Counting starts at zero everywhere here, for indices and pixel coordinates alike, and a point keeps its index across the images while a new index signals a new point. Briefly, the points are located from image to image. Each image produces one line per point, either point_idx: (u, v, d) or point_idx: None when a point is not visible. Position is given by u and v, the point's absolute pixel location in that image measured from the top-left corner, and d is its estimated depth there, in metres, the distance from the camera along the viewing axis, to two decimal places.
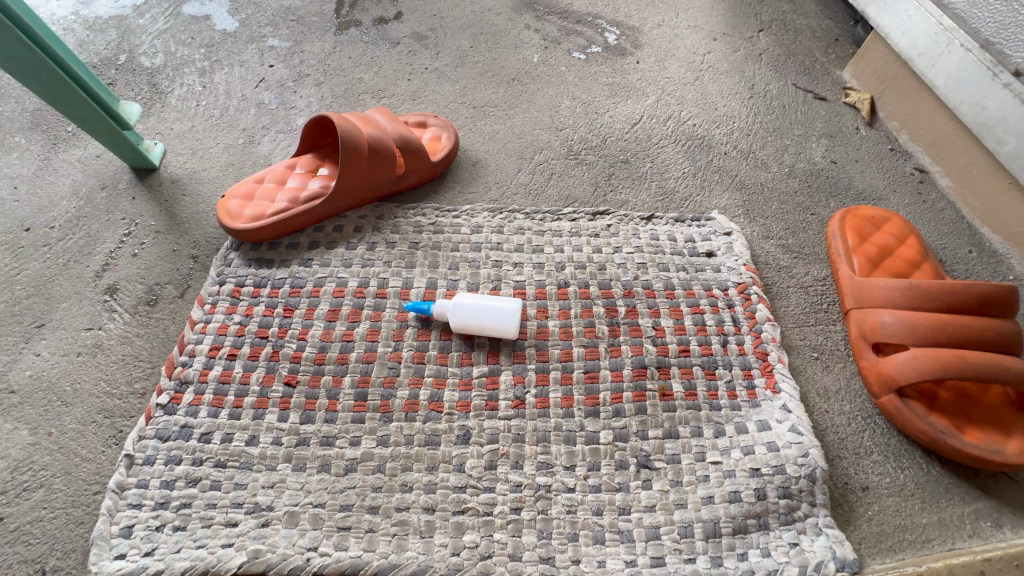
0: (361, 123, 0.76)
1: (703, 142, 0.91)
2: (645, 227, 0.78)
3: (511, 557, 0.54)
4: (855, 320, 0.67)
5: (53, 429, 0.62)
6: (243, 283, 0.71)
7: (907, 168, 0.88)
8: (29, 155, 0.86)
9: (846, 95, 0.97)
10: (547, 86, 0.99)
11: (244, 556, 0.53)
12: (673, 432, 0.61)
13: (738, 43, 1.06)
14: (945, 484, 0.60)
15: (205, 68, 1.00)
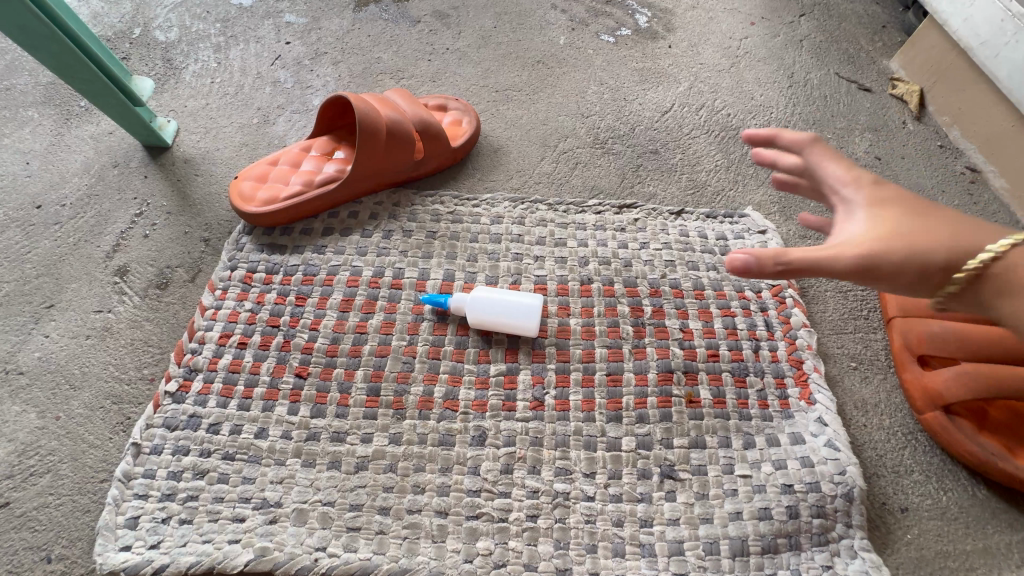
0: (379, 105, 0.73)
1: (738, 133, 0.86)
2: (674, 223, 0.74)
3: (526, 566, 0.52)
4: (899, 329, 0.62)
5: (61, 414, 0.61)
6: (255, 268, 0.68)
7: (957, 166, 0.83)
8: (42, 130, 0.85)
9: (893, 86, 0.91)
10: (573, 70, 0.94)
11: (251, 553, 0.51)
12: (700, 441, 0.58)
13: (777, 27, 1.00)
14: (992, 509, 0.56)
15: (220, 44, 0.97)
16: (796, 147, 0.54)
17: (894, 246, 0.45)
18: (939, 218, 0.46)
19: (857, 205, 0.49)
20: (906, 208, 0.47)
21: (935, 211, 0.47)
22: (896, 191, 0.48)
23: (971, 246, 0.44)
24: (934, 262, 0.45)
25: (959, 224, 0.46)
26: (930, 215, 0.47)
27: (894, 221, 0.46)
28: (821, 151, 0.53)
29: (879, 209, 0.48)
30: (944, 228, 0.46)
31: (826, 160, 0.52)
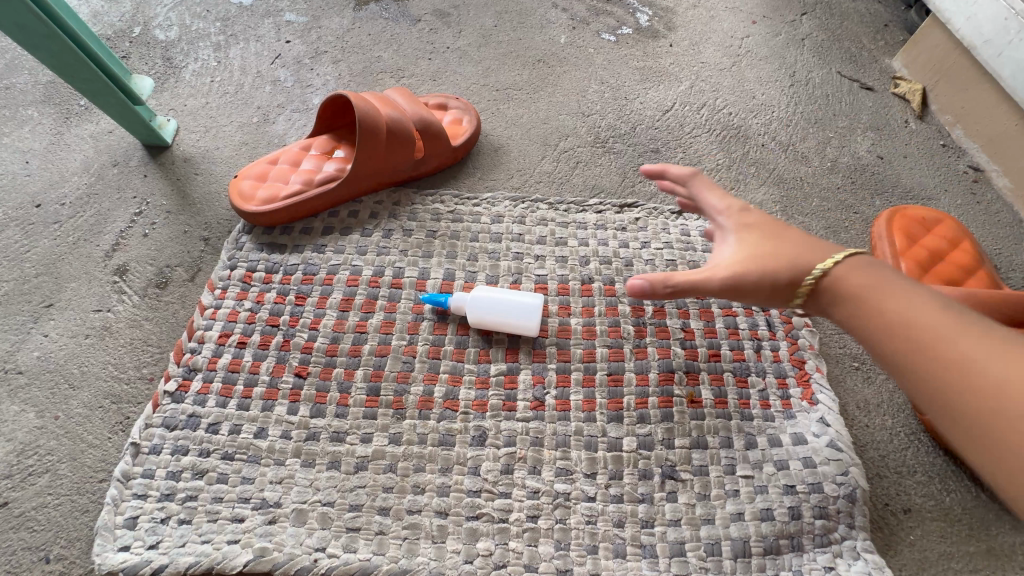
0: (379, 103, 0.72)
1: (739, 132, 0.86)
2: (675, 222, 0.73)
3: (526, 567, 0.51)
4: None
5: (60, 413, 0.61)
6: (255, 268, 0.68)
7: (960, 166, 0.82)
8: (42, 129, 0.84)
9: (895, 85, 0.91)
10: (574, 69, 0.94)
11: (250, 554, 0.51)
12: (701, 441, 0.57)
13: (779, 26, 1.00)
14: (996, 509, 0.56)
15: (220, 43, 0.96)
16: (681, 181, 0.59)
17: (750, 268, 0.48)
18: (788, 238, 0.49)
19: (729, 230, 0.53)
20: (766, 231, 0.51)
21: (787, 233, 0.50)
22: (760, 217, 0.53)
23: (809, 262, 0.47)
24: (780, 275, 0.48)
25: (803, 245, 0.49)
26: (781, 236, 0.50)
27: (754, 243, 0.50)
28: (702, 182, 0.57)
29: (746, 232, 0.52)
30: (790, 246, 0.49)
31: (706, 190, 0.57)
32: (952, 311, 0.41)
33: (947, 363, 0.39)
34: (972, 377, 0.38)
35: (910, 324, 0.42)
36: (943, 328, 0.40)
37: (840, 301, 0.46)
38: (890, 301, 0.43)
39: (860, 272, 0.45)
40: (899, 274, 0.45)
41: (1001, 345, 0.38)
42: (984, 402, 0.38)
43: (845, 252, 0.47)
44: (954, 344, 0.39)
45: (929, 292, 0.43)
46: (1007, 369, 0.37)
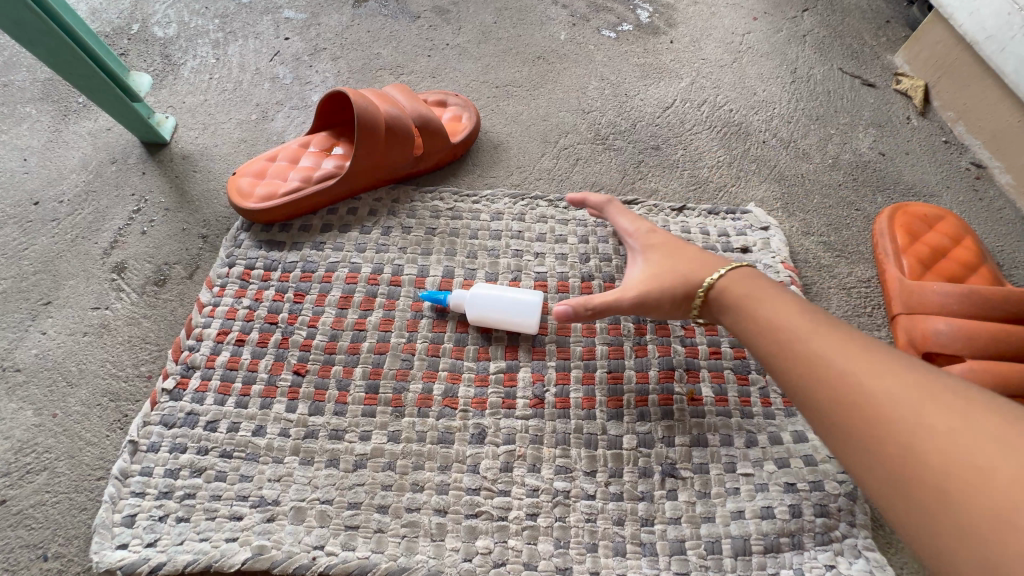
0: (378, 100, 0.72)
1: (740, 129, 0.85)
2: (675, 219, 0.73)
3: (525, 565, 0.51)
4: (903, 326, 0.61)
5: (58, 411, 0.61)
6: (253, 265, 0.68)
7: (962, 162, 0.82)
8: (40, 126, 0.84)
9: (897, 81, 0.90)
10: (574, 66, 0.94)
11: (248, 552, 0.51)
12: (702, 439, 0.57)
13: (780, 22, 0.99)
14: None
15: (219, 40, 0.96)
16: (598, 207, 0.67)
17: (654, 284, 0.56)
18: (684, 255, 0.57)
19: (637, 251, 0.61)
20: (668, 249, 0.58)
21: (685, 251, 0.58)
22: (664, 239, 0.60)
23: (699, 275, 0.54)
24: (676, 286, 0.55)
25: (699, 261, 0.56)
26: (680, 254, 0.57)
27: (655, 261, 0.58)
28: (616, 208, 0.66)
29: (651, 252, 0.59)
30: (684, 262, 0.56)
31: (619, 214, 0.65)
32: (820, 319, 0.46)
33: (801, 357, 0.44)
34: (821, 369, 0.42)
35: (776, 325, 0.47)
36: (802, 329, 0.45)
37: (727, 309, 0.52)
38: (762, 307, 0.49)
39: (741, 284, 0.52)
40: (785, 290, 0.51)
41: (850, 345, 0.43)
42: (829, 392, 0.41)
43: (729, 266, 0.54)
44: (809, 341, 0.44)
45: (807, 305, 0.48)
46: (847, 362, 0.41)
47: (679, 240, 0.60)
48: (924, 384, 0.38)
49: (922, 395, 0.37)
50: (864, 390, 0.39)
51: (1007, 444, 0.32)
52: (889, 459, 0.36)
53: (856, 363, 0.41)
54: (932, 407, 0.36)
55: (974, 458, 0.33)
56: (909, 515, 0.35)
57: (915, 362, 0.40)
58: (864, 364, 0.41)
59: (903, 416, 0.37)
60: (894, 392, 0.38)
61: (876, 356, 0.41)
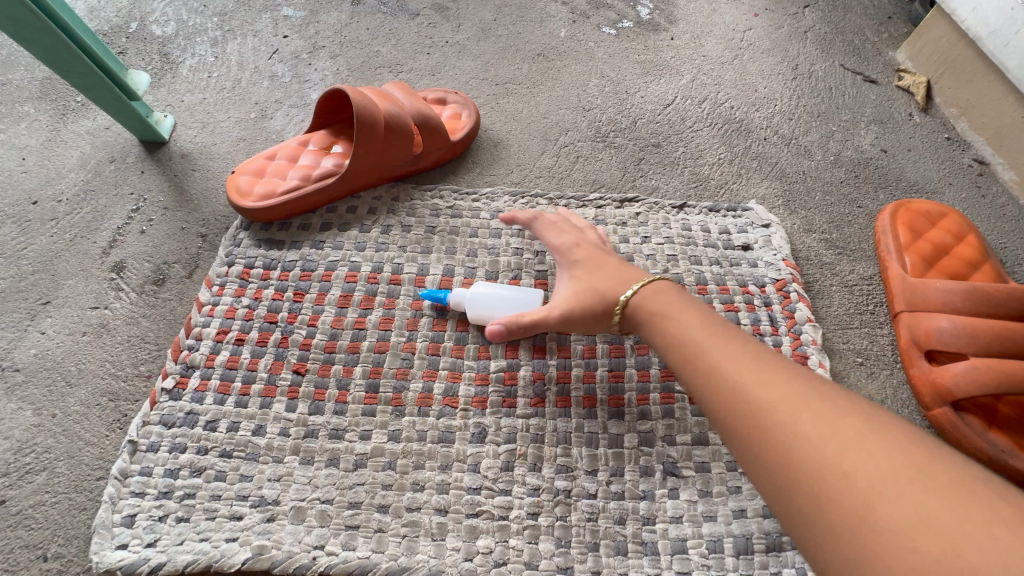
0: (377, 98, 0.71)
1: (742, 126, 0.85)
2: (676, 217, 0.73)
3: (527, 565, 0.51)
4: (905, 324, 0.62)
5: (57, 411, 0.60)
6: (252, 264, 0.68)
7: (965, 159, 0.81)
8: (38, 125, 0.84)
9: (899, 77, 0.90)
10: (574, 63, 0.93)
11: (248, 552, 0.51)
12: (703, 438, 0.57)
13: (781, 19, 0.99)
14: None
15: (217, 38, 0.96)
16: (528, 223, 0.67)
17: (572, 302, 0.55)
18: (603, 270, 0.56)
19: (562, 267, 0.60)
20: (589, 265, 0.58)
21: (604, 265, 0.57)
22: (586, 255, 0.59)
23: (612, 292, 0.54)
24: (593, 307, 0.54)
25: (617, 275, 0.55)
26: (599, 269, 0.57)
27: (576, 282, 0.57)
28: (543, 222, 0.65)
29: (573, 271, 0.59)
30: (602, 278, 0.56)
31: (546, 229, 0.65)
32: (725, 331, 0.45)
33: (703, 368, 0.43)
34: (720, 381, 0.41)
35: (683, 336, 0.46)
36: (706, 341, 0.44)
37: (642, 323, 0.51)
38: (669, 319, 0.48)
39: (653, 296, 0.51)
40: (697, 302, 0.50)
41: (749, 356, 0.41)
42: (727, 403, 0.40)
43: (643, 281, 0.53)
44: (709, 351, 0.43)
45: (716, 317, 0.47)
46: (741, 371, 0.40)
47: (600, 255, 0.59)
48: (812, 394, 0.37)
49: (809, 406, 0.36)
50: (757, 401, 0.38)
51: (883, 454, 0.32)
52: (776, 469, 0.35)
53: (752, 374, 0.40)
54: (817, 417, 0.35)
55: (851, 468, 0.32)
56: (794, 525, 0.34)
57: (807, 374, 0.39)
58: (761, 375, 0.39)
59: (786, 425, 0.36)
60: (785, 402, 0.37)
61: (770, 366, 0.40)
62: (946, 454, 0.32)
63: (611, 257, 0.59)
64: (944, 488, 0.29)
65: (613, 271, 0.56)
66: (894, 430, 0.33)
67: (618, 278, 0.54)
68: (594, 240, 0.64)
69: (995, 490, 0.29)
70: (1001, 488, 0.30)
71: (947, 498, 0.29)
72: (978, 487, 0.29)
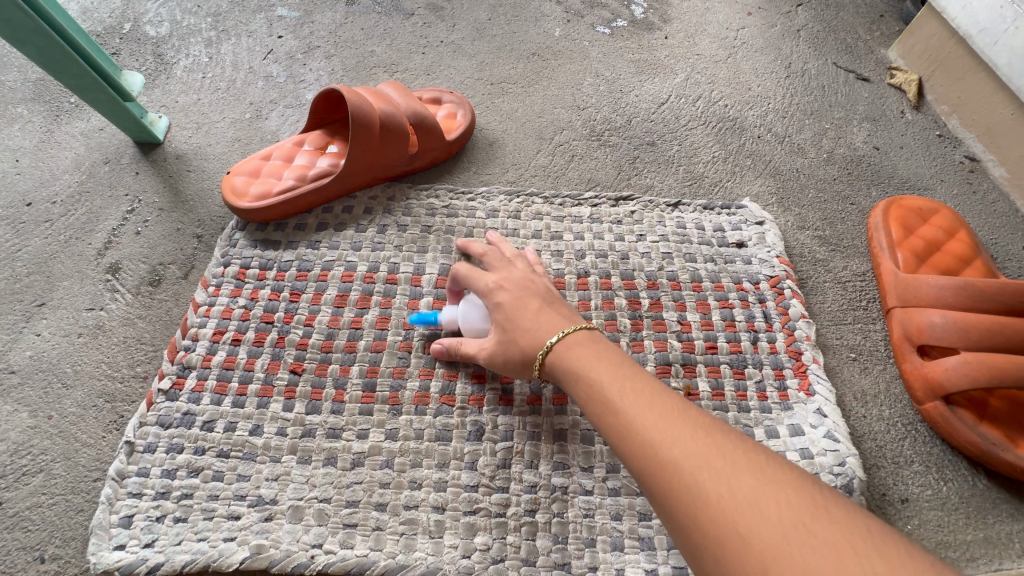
0: (372, 98, 0.72)
1: (735, 124, 0.86)
2: (671, 215, 0.73)
3: (524, 561, 0.51)
4: (898, 320, 0.62)
5: (54, 413, 0.60)
6: (248, 265, 0.68)
7: (956, 155, 0.82)
8: (32, 127, 0.83)
9: (891, 75, 0.90)
10: (568, 62, 0.93)
11: (247, 551, 0.51)
12: None
13: (774, 18, 0.99)
14: (993, 498, 0.56)
15: (211, 39, 0.96)
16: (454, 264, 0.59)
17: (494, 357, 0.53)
18: (521, 319, 0.51)
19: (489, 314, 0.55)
20: (508, 311, 0.52)
21: (524, 312, 0.52)
22: (505, 297, 0.54)
23: (530, 345, 0.50)
24: (514, 361, 0.51)
25: (535, 323, 0.51)
26: (517, 317, 0.52)
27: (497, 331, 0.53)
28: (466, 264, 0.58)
29: (496, 319, 0.53)
30: (520, 327, 0.51)
31: (469, 271, 0.57)
32: (637, 380, 0.43)
33: (616, 423, 0.41)
34: (633, 437, 0.39)
35: (597, 387, 0.44)
36: (617, 393, 0.42)
37: (559, 376, 0.48)
38: (583, 368, 0.46)
39: (568, 342, 0.48)
40: (613, 347, 0.48)
41: (658, 407, 0.40)
42: (640, 461, 0.38)
43: (560, 334, 0.48)
44: (620, 402, 0.42)
45: (630, 363, 0.46)
46: (650, 424, 0.39)
47: (522, 297, 0.53)
48: (717, 449, 0.36)
49: (713, 463, 0.35)
50: (665, 459, 0.37)
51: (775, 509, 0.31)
52: (686, 531, 0.34)
53: (661, 430, 0.38)
54: (719, 474, 0.34)
55: (749, 530, 0.31)
56: None
57: (714, 424, 0.38)
58: (669, 430, 0.38)
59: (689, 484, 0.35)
60: (691, 461, 0.35)
61: (677, 417, 0.39)
62: (837, 503, 0.32)
63: (533, 298, 0.53)
64: (834, 544, 0.29)
65: (533, 319, 0.51)
66: (790, 482, 0.33)
67: (536, 327, 0.50)
68: (524, 274, 0.56)
69: (878, 539, 0.29)
70: (890, 537, 0.30)
71: (837, 555, 0.29)
72: (864, 538, 0.29)
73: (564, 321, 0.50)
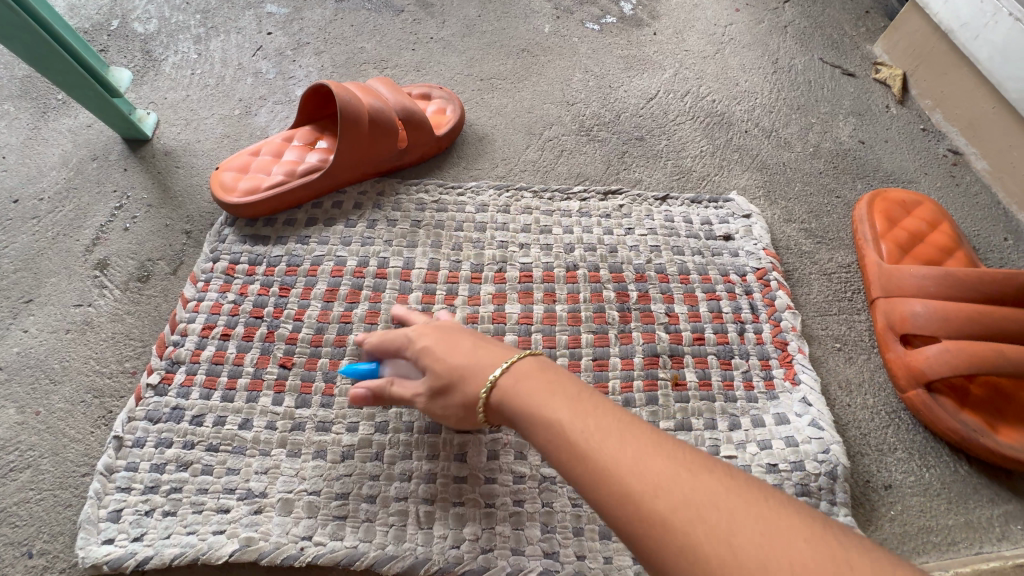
0: (361, 93, 0.72)
1: (723, 119, 0.86)
2: (659, 208, 0.74)
3: (513, 550, 0.52)
4: (882, 310, 0.63)
5: (41, 408, 0.60)
6: (237, 260, 0.68)
7: (939, 149, 0.83)
8: (18, 124, 0.83)
9: (876, 70, 0.91)
10: (558, 58, 0.94)
11: (236, 544, 0.51)
12: (686, 423, 0.58)
13: (762, 14, 1.00)
14: (974, 484, 0.57)
15: (200, 35, 0.95)
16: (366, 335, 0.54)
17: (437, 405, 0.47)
18: (456, 357, 0.46)
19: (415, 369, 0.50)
20: (439, 353, 0.47)
21: (458, 350, 0.46)
22: (433, 339, 0.48)
23: (471, 385, 0.44)
24: (455, 406, 0.45)
25: (473, 359, 0.45)
26: (451, 357, 0.46)
27: (429, 376, 0.47)
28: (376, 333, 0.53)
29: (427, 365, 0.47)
30: (458, 364, 0.46)
31: (381, 336, 0.52)
32: (600, 413, 0.38)
33: (587, 472, 0.36)
34: (610, 488, 0.34)
35: (557, 429, 0.38)
36: (584, 435, 0.37)
37: (507, 415, 0.42)
38: (536, 405, 0.40)
39: (514, 376, 0.42)
40: (563, 373, 0.42)
41: (632, 449, 0.35)
42: (622, 516, 0.34)
43: (503, 365, 0.43)
44: (587, 447, 0.36)
45: (586, 392, 0.40)
46: (627, 474, 0.34)
47: (451, 337, 0.48)
48: (708, 496, 0.32)
49: (708, 518, 0.31)
50: (653, 516, 0.32)
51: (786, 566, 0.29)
52: None
53: (642, 478, 0.34)
54: (717, 531, 0.31)
55: None
56: None
57: (695, 461, 0.34)
58: (651, 478, 0.34)
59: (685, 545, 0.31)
60: (682, 516, 0.32)
61: (655, 459, 0.35)
62: (846, 546, 0.29)
63: (463, 335, 0.48)
64: None
65: (468, 357, 0.46)
66: (792, 529, 0.30)
67: (475, 364, 0.45)
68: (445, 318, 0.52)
69: None
70: None
71: None
72: None
73: (502, 352, 0.46)
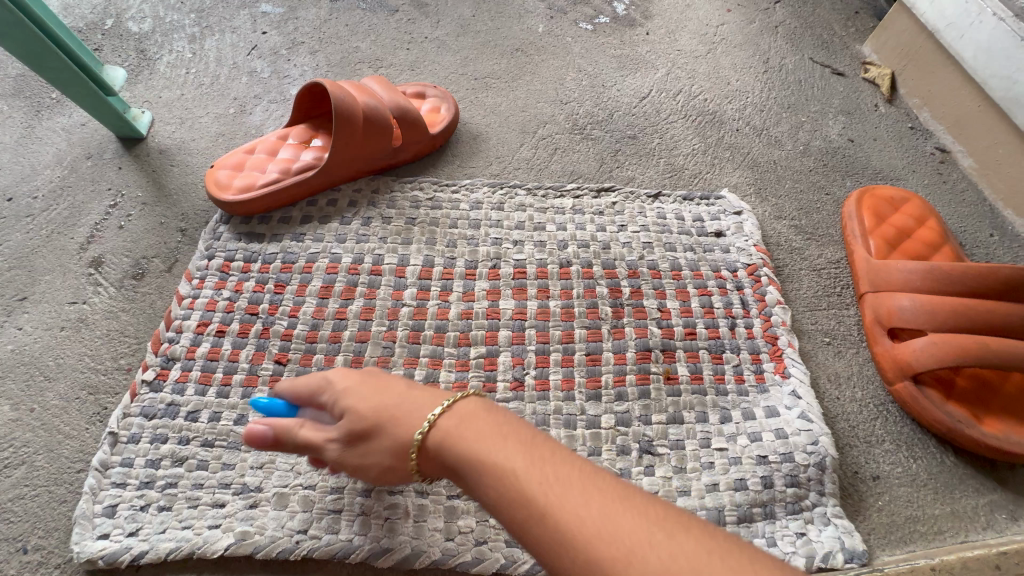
0: (355, 91, 0.72)
1: (715, 118, 0.87)
2: (651, 206, 0.75)
3: (507, 542, 0.52)
4: (870, 304, 0.64)
5: (36, 405, 0.60)
6: (232, 257, 0.68)
7: (927, 147, 0.85)
8: (12, 122, 0.83)
9: (865, 70, 0.93)
10: (551, 58, 0.95)
11: (231, 538, 0.51)
12: (678, 417, 0.59)
13: (753, 14, 1.01)
14: (960, 475, 0.58)
15: (195, 34, 0.96)
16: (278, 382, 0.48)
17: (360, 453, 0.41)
18: (385, 398, 0.41)
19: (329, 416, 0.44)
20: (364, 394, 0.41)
21: (387, 390, 0.41)
22: (358, 381, 0.42)
23: (404, 427, 0.39)
24: (380, 452, 0.40)
25: (407, 400, 0.40)
26: (379, 398, 0.41)
27: (346, 421, 0.41)
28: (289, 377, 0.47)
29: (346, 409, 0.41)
30: (388, 406, 0.40)
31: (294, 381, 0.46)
32: (558, 462, 0.33)
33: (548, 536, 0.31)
34: (573, 556, 0.30)
35: (512, 484, 0.33)
36: (541, 490, 0.32)
37: (451, 465, 0.37)
38: (485, 455, 0.35)
39: (459, 421, 0.37)
40: (513, 417, 0.38)
41: (600, 508, 0.31)
42: None
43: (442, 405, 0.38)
44: (547, 505, 0.31)
45: (541, 437, 0.36)
46: (596, 539, 0.29)
47: (379, 376, 0.43)
48: (689, 564, 0.28)
49: None
50: None
51: None
52: None
53: (612, 544, 0.29)
54: None
55: None
56: None
57: (668, 519, 0.30)
58: (623, 543, 0.29)
59: None
60: None
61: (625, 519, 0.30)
62: None
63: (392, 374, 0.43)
64: None
65: (400, 398, 0.40)
66: None
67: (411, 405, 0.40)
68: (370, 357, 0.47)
69: None
70: None
71: None
72: None
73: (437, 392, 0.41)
